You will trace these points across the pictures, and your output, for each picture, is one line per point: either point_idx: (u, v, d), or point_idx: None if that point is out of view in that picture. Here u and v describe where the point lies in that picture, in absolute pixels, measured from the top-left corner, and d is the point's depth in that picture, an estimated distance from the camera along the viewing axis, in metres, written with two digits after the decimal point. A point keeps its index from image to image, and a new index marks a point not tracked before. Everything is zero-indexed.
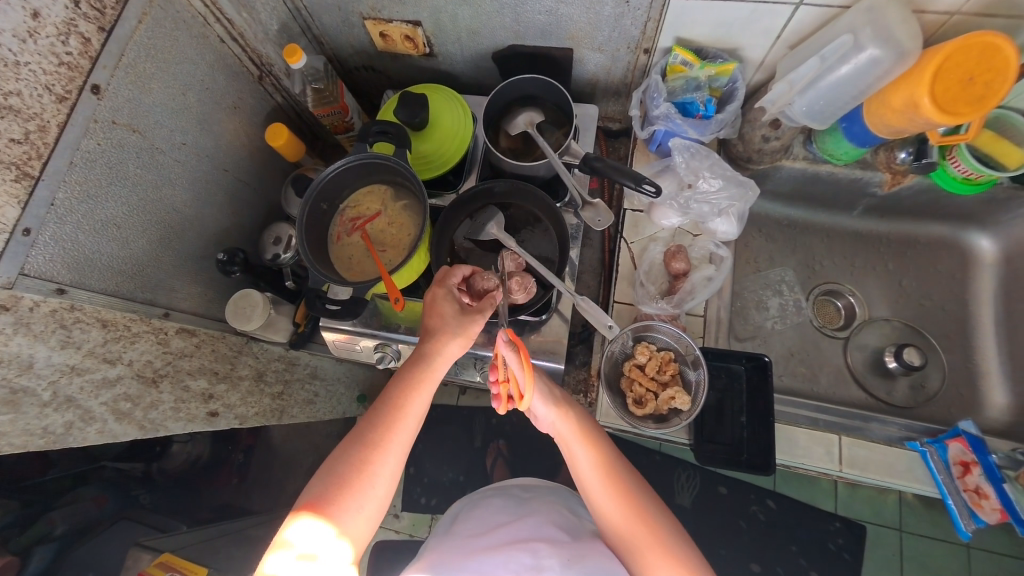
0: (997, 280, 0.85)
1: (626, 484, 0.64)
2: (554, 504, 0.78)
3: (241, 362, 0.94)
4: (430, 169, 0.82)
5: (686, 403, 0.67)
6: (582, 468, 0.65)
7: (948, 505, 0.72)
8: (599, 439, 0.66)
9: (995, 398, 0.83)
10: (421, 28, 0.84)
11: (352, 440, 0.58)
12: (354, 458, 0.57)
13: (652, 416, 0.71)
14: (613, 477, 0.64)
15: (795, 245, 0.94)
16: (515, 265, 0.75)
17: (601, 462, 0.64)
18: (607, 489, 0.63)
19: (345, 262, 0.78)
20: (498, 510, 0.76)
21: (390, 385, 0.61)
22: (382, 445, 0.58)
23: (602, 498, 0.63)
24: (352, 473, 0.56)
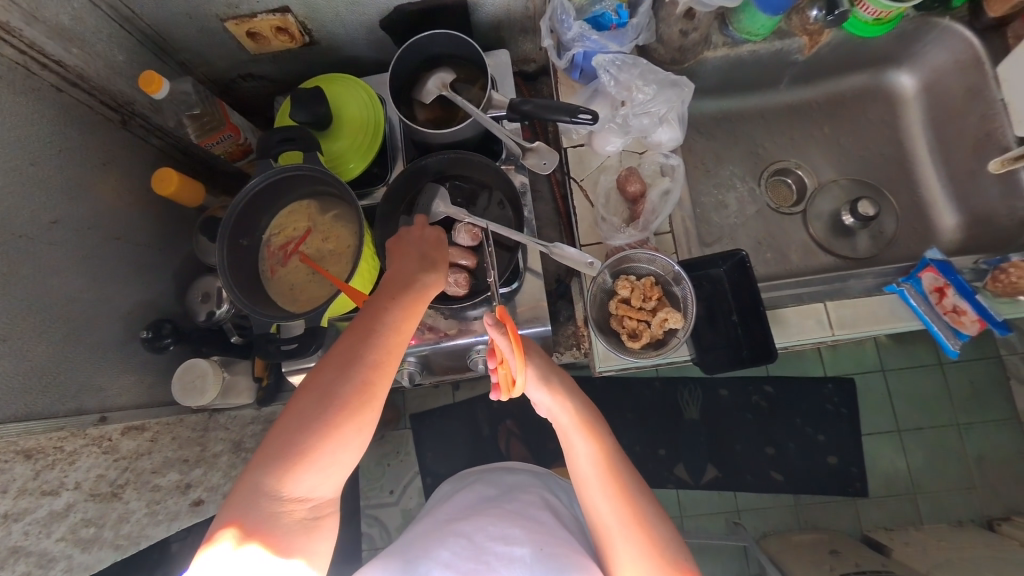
0: (923, 110, 0.88)
1: (625, 482, 0.60)
2: (539, 492, 0.77)
3: (212, 439, 0.86)
4: (349, 168, 0.75)
5: (679, 320, 0.63)
6: (582, 467, 0.61)
7: (934, 334, 0.69)
8: (603, 436, 0.62)
9: (946, 221, 0.85)
10: (292, 14, 0.74)
11: (337, 383, 0.50)
12: (358, 381, 0.51)
13: (652, 345, 0.67)
14: (614, 471, 0.60)
15: (734, 137, 0.95)
16: (473, 237, 0.69)
17: (604, 461, 0.60)
18: (608, 494, 0.59)
19: (288, 295, 0.69)
20: (476, 495, 0.76)
21: (387, 305, 0.54)
22: (388, 371, 0.53)
23: (598, 498, 0.60)
24: (339, 416, 0.50)
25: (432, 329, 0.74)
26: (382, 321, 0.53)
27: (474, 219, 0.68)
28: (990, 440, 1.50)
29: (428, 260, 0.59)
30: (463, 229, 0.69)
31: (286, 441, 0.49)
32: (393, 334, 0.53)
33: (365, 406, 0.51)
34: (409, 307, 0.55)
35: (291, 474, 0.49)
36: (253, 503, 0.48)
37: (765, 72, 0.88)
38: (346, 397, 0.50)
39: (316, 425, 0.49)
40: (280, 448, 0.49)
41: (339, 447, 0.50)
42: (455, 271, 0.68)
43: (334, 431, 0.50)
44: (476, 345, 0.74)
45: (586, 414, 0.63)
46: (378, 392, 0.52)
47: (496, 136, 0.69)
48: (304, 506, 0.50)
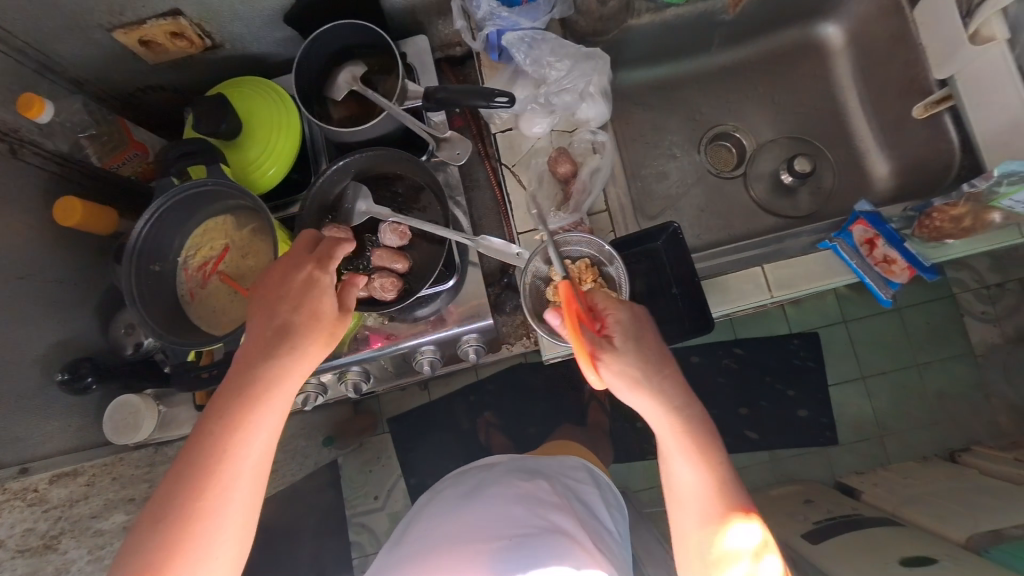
0: (853, 58, 0.86)
1: (693, 437, 0.57)
2: (516, 479, 0.78)
3: (161, 473, 0.82)
4: (267, 174, 0.71)
5: (614, 301, 0.63)
6: (665, 442, 0.58)
7: (866, 284, 0.69)
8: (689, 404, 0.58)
9: (879, 170, 0.85)
10: (184, 16, 0.69)
11: (199, 442, 0.49)
12: (216, 438, 0.49)
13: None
14: (680, 429, 0.57)
15: (672, 104, 0.92)
16: (400, 236, 0.67)
17: (683, 436, 0.57)
18: (696, 467, 0.57)
19: (213, 318, 0.65)
20: (449, 497, 0.79)
21: (252, 351, 0.52)
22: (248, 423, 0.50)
23: (687, 471, 0.58)
24: (197, 478, 0.47)
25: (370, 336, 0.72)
26: (240, 380, 0.51)
27: (398, 217, 0.65)
28: (948, 377, 1.55)
29: (298, 291, 0.53)
30: (389, 229, 0.67)
31: (143, 547, 0.46)
32: (249, 400, 0.50)
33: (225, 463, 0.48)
34: (273, 348, 0.52)
35: (157, 575, 0.46)
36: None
37: (694, 36, 0.86)
38: (200, 478, 0.47)
39: (181, 492, 0.47)
40: (133, 560, 0.46)
41: (196, 543, 0.47)
42: (384, 273, 0.65)
43: (187, 525, 0.46)
44: (418, 348, 0.72)
45: (655, 373, 0.57)
46: (223, 475, 0.48)
47: (407, 126, 0.66)
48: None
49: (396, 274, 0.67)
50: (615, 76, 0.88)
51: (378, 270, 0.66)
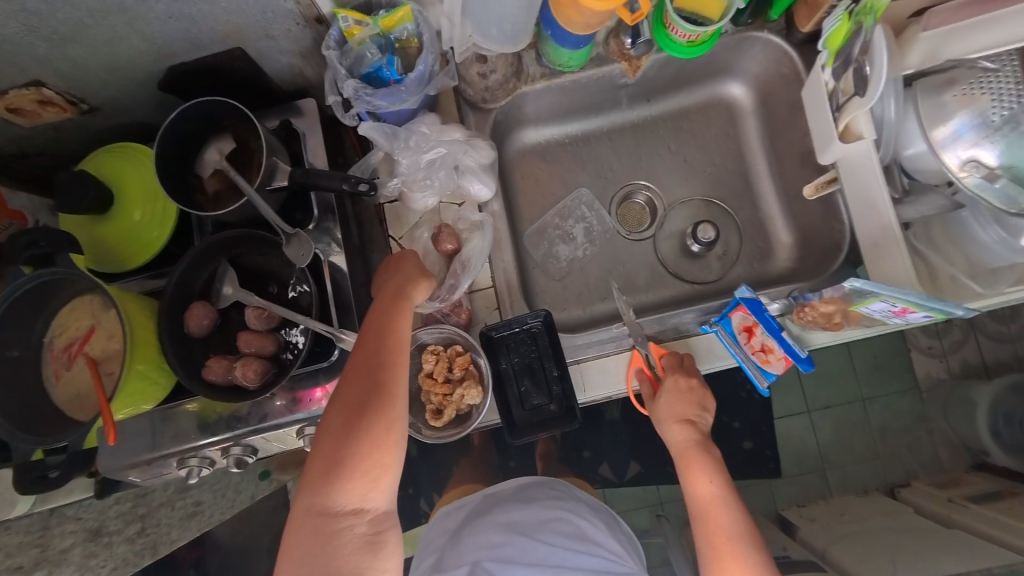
0: (759, 121, 0.85)
1: (732, 500, 0.65)
2: (553, 512, 0.92)
3: (56, 535, 0.82)
4: (148, 241, 0.72)
5: (475, 397, 0.64)
6: (699, 496, 0.66)
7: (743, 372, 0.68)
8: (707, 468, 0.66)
9: (783, 238, 0.84)
10: (48, 87, 0.68)
11: (353, 389, 0.56)
12: (378, 378, 0.56)
13: (456, 420, 0.66)
14: (724, 488, 0.65)
15: (582, 159, 0.90)
16: (265, 319, 0.66)
17: (711, 498, 0.65)
18: (710, 533, 0.64)
19: (76, 402, 0.65)
20: (504, 527, 0.89)
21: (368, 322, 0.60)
22: (395, 369, 0.58)
23: (701, 528, 0.65)
24: (379, 404, 0.55)
25: (253, 413, 0.72)
26: (383, 326, 0.59)
27: (260, 301, 0.65)
28: (892, 411, 1.54)
29: (396, 275, 0.64)
30: (253, 313, 0.66)
31: (330, 449, 0.54)
32: (391, 340, 0.59)
33: (369, 417, 0.55)
34: (397, 310, 0.61)
35: (330, 489, 0.53)
36: (320, 530, 0.52)
37: (598, 96, 0.84)
38: (361, 412, 0.55)
39: (360, 433, 0.54)
40: (325, 459, 0.54)
41: (384, 443, 0.55)
42: (247, 358, 0.64)
43: (343, 466, 0.53)
44: (301, 424, 0.73)
45: (701, 435, 0.68)
46: (395, 385, 0.57)
47: (267, 216, 0.65)
48: (361, 519, 0.53)
49: (264, 357, 0.65)
50: (520, 134, 0.86)
51: (244, 355, 0.65)
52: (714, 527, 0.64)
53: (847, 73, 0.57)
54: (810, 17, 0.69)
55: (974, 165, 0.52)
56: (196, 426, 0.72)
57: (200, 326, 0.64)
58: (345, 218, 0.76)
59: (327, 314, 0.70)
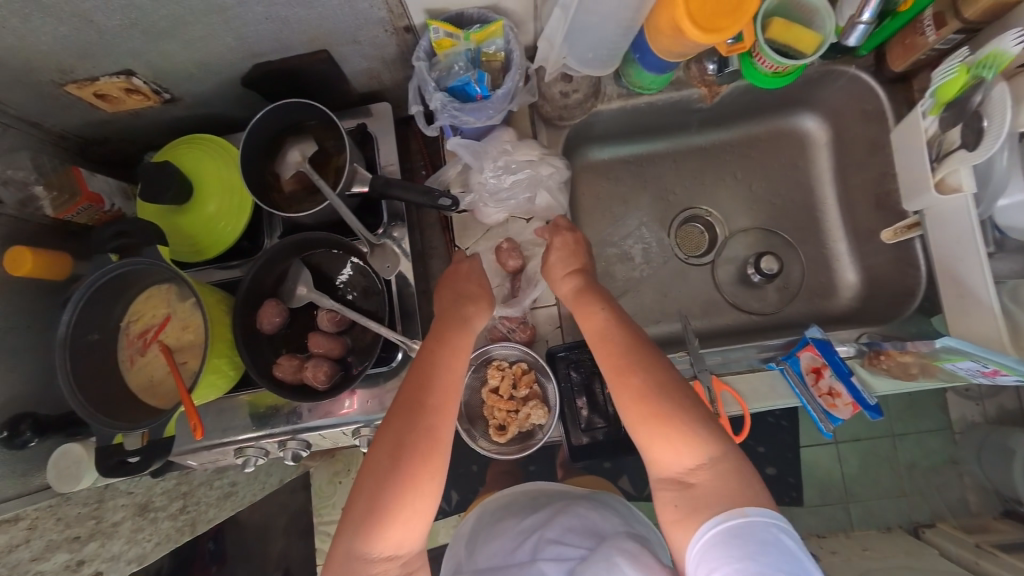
0: (833, 156, 0.84)
1: (646, 366, 0.56)
2: (563, 508, 0.80)
3: (110, 508, 0.85)
4: (223, 235, 0.72)
5: (542, 417, 0.66)
6: (620, 395, 0.56)
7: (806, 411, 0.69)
8: (644, 371, 0.55)
9: (847, 276, 0.83)
10: (138, 77, 0.68)
11: (400, 432, 0.55)
12: (422, 424, 0.55)
13: (518, 436, 0.69)
14: (622, 354, 0.57)
15: (645, 179, 0.89)
16: (335, 322, 0.68)
17: (649, 381, 0.55)
18: (652, 430, 0.53)
19: (149, 387, 0.66)
20: (519, 527, 0.80)
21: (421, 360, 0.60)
22: (443, 413, 0.57)
23: (639, 427, 0.54)
24: (422, 451, 0.54)
25: (313, 411, 0.74)
26: (431, 367, 0.58)
27: (333, 305, 0.66)
28: (921, 449, 1.52)
29: (454, 304, 0.64)
30: (325, 315, 0.67)
31: (371, 496, 0.53)
32: (438, 383, 0.58)
33: (418, 461, 0.54)
34: (454, 349, 0.60)
35: (370, 537, 0.53)
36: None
37: (670, 119, 0.83)
38: (406, 454, 0.54)
39: (399, 477, 0.53)
40: (365, 507, 0.53)
41: (425, 492, 0.54)
42: (317, 359, 0.66)
43: (385, 511, 0.53)
44: (357, 425, 0.74)
45: (615, 319, 0.60)
46: (442, 431, 0.56)
47: (350, 222, 0.66)
48: (395, 562, 0.54)
49: (333, 359, 0.67)
50: (585, 151, 0.86)
51: (313, 356, 0.66)
52: (649, 461, 0.55)
53: (955, 125, 0.56)
54: (903, 56, 0.67)
55: None
56: (252, 417, 0.75)
57: (271, 324, 0.66)
58: (408, 224, 0.76)
59: (393, 321, 0.71)
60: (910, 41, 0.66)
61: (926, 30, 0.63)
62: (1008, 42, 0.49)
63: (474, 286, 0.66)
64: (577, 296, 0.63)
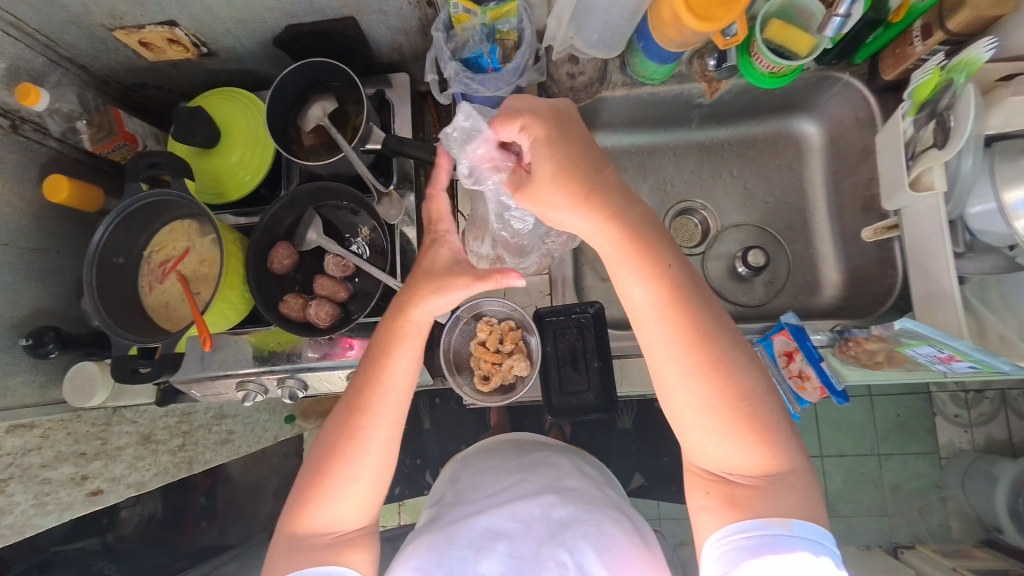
0: (827, 160, 0.87)
1: (725, 355, 0.52)
2: (547, 461, 0.84)
3: (115, 433, 0.90)
4: (243, 180, 0.78)
5: (524, 370, 0.73)
6: (691, 404, 0.53)
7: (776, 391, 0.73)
8: (727, 369, 0.52)
9: (830, 276, 0.86)
10: (180, 28, 0.74)
11: (338, 411, 0.59)
12: (353, 406, 0.58)
13: (500, 388, 0.74)
14: (698, 336, 0.52)
15: (645, 170, 0.93)
16: (342, 269, 0.73)
17: (714, 388, 0.52)
18: (738, 440, 0.52)
19: (164, 312, 0.72)
20: (501, 467, 0.84)
21: (372, 343, 0.60)
22: (373, 401, 0.58)
23: (716, 440, 0.53)
24: (349, 431, 0.57)
25: (312, 352, 0.79)
26: (365, 363, 0.59)
27: (341, 252, 0.72)
28: (908, 472, 1.51)
29: (415, 284, 0.60)
30: (333, 261, 0.73)
31: (305, 479, 0.59)
32: (368, 381, 0.58)
33: (349, 439, 0.57)
34: (393, 337, 0.59)
35: (302, 514, 0.58)
36: (287, 548, 0.58)
37: (672, 113, 0.87)
38: (341, 432, 0.58)
39: (331, 453, 0.58)
40: (298, 488, 0.59)
41: (348, 480, 0.57)
42: (320, 299, 0.71)
43: (321, 478, 0.58)
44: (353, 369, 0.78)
45: (686, 298, 0.53)
46: (365, 427, 0.57)
47: (360, 171, 0.73)
48: (333, 533, 0.58)
49: (334, 302, 0.72)
50: (590, 136, 0.90)
51: (318, 297, 0.72)
52: (694, 446, 0.55)
53: (930, 125, 0.60)
54: (895, 65, 0.70)
55: None
56: (256, 354, 0.80)
57: (283, 265, 0.71)
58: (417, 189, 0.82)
59: (394, 273, 0.76)
60: (900, 51, 0.69)
61: (915, 41, 0.67)
62: (981, 49, 0.54)
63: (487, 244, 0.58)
64: (634, 251, 0.54)
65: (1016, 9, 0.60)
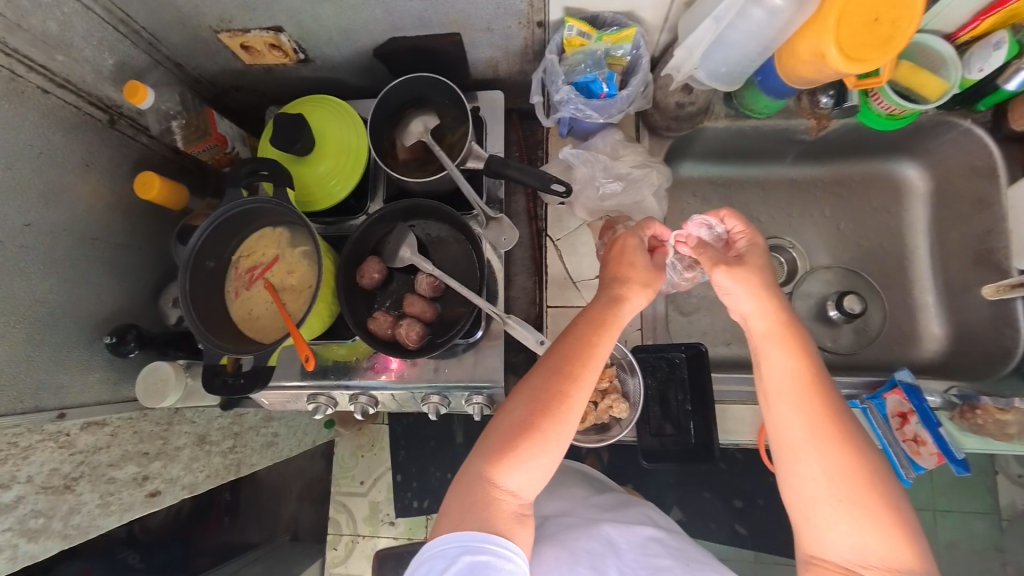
0: (930, 207, 0.83)
1: (857, 434, 0.50)
2: (630, 502, 0.76)
3: (175, 433, 0.88)
4: (332, 192, 0.77)
5: (623, 411, 0.66)
6: (823, 477, 0.49)
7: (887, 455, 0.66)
8: (859, 438, 0.49)
9: (933, 330, 0.81)
10: (284, 34, 0.75)
11: (538, 386, 0.52)
12: (553, 385, 0.51)
13: (594, 427, 0.69)
14: (829, 413, 0.50)
15: (732, 204, 0.90)
16: (433, 288, 0.70)
17: (851, 458, 0.48)
18: (877, 527, 0.47)
19: (248, 319, 0.71)
20: (582, 496, 0.75)
21: (576, 326, 0.55)
22: (579, 376, 0.52)
23: (860, 531, 0.47)
24: (551, 404, 0.51)
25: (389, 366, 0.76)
26: (568, 340, 0.54)
27: (434, 271, 0.68)
28: (965, 530, 1.39)
29: (610, 283, 0.58)
30: (423, 279, 0.70)
31: (506, 428, 0.52)
32: (594, 351, 0.53)
33: (561, 407, 0.51)
34: (597, 324, 0.54)
35: (499, 466, 0.51)
36: (475, 501, 0.51)
37: (770, 146, 0.84)
38: (541, 407, 0.51)
39: (528, 426, 0.51)
40: (497, 436, 0.52)
41: (544, 448, 0.50)
42: (408, 320, 0.68)
43: (520, 441, 0.51)
44: (428, 391, 0.75)
45: (822, 385, 0.51)
46: (577, 399, 0.51)
47: (465, 193, 0.69)
48: (516, 501, 0.51)
49: (422, 322, 0.69)
50: (679, 165, 0.88)
51: (406, 316, 0.69)
52: (812, 534, 0.50)
53: None
54: None
55: None
56: (331, 367, 0.77)
57: (371, 279, 0.69)
58: (502, 210, 0.79)
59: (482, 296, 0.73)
60: None
61: None
62: None
63: (644, 276, 0.58)
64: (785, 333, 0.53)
65: None
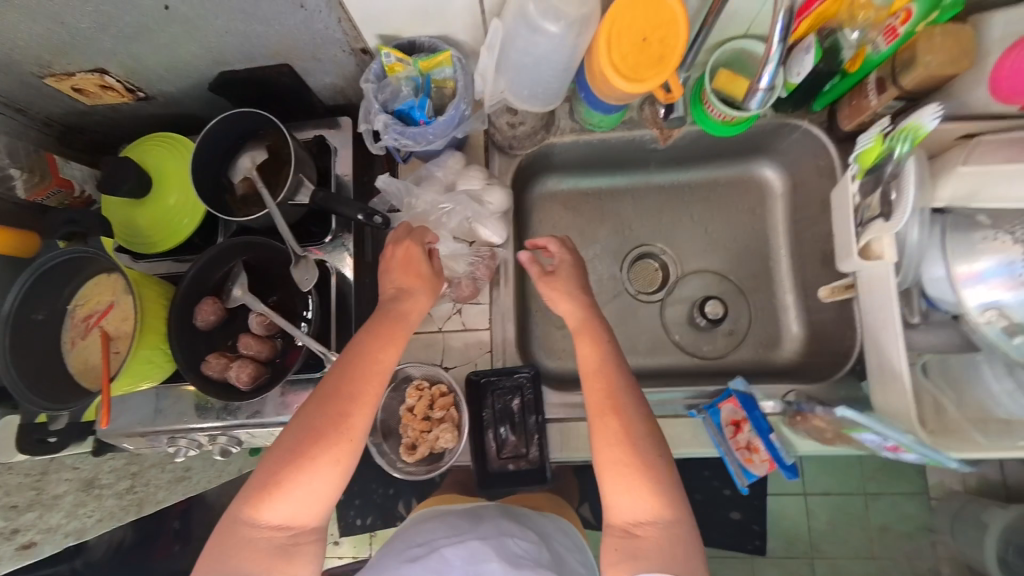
0: (788, 207, 0.84)
1: (621, 405, 0.58)
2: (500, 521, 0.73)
3: (53, 481, 0.87)
4: (181, 227, 0.76)
5: (450, 441, 0.69)
6: (607, 449, 0.57)
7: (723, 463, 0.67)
8: (632, 411, 0.58)
9: (792, 330, 0.82)
10: (110, 74, 0.73)
11: (311, 413, 0.56)
12: (325, 412, 0.55)
13: (429, 457, 0.71)
14: (612, 389, 0.59)
15: (603, 214, 0.89)
16: (266, 326, 0.70)
17: (626, 427, 0.57)
18: (629, 491, 0.56)
19: (87, 369, 0.70)
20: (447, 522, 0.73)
21: (359, 342, 0.59)
22: (355, 398, 0.56)
23: (623, 495, 0.56)
24: (322, 428, 0.55)
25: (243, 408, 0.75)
26: (352, 360, 0.57)
27: (263, 311, 0.68)
28: (896, 513, 1.38)
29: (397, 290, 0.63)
30: (255, 318, 0.70)
31: (273, 461, 0.55)
32: (369, 374, 0.57)
33: (334, 431, 0.55)
34: (382, 338, 0.59)
35: (260, 504, 0.54)
36: (232, 546, 0.53)
37: (627, 156, 0.84)
38: (311, 438, 0.54)
39: (294, 453, 0.54)
40: (263, 475, 0.55)
41: (309, 476, 0.54)
42: (239, 363, 0.67)
43: (289, 473, 0.54)
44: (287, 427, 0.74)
45: (614, 359, 0.61)
46: (355, 420, 0.56)
47: (281, 229, 0.68)
48: (283, 533, 0.55)
49: (259, 362, 0.69)
50: (543, 180, 0.87)
51: (242, 356, 0.69)
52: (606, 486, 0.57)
53: (878, 192, 0.57)
54: (855, 115, 0.67)
55: (994, 313, 0.52)
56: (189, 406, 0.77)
57: (207, 321, 0.68)
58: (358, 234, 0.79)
59: (328, 329, 0.72)
60: (856, 102, 0.66)
61: (870, 94, 0.64)
62: (925, 118, 0.49)
63: (426, 284, 0.64)
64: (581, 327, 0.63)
65: (970, 65, 0.56)
